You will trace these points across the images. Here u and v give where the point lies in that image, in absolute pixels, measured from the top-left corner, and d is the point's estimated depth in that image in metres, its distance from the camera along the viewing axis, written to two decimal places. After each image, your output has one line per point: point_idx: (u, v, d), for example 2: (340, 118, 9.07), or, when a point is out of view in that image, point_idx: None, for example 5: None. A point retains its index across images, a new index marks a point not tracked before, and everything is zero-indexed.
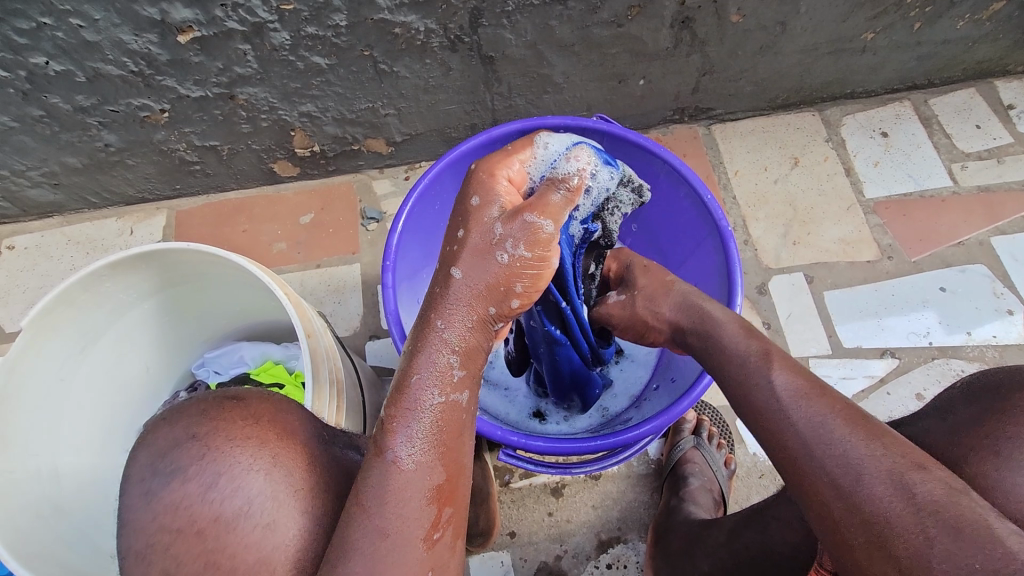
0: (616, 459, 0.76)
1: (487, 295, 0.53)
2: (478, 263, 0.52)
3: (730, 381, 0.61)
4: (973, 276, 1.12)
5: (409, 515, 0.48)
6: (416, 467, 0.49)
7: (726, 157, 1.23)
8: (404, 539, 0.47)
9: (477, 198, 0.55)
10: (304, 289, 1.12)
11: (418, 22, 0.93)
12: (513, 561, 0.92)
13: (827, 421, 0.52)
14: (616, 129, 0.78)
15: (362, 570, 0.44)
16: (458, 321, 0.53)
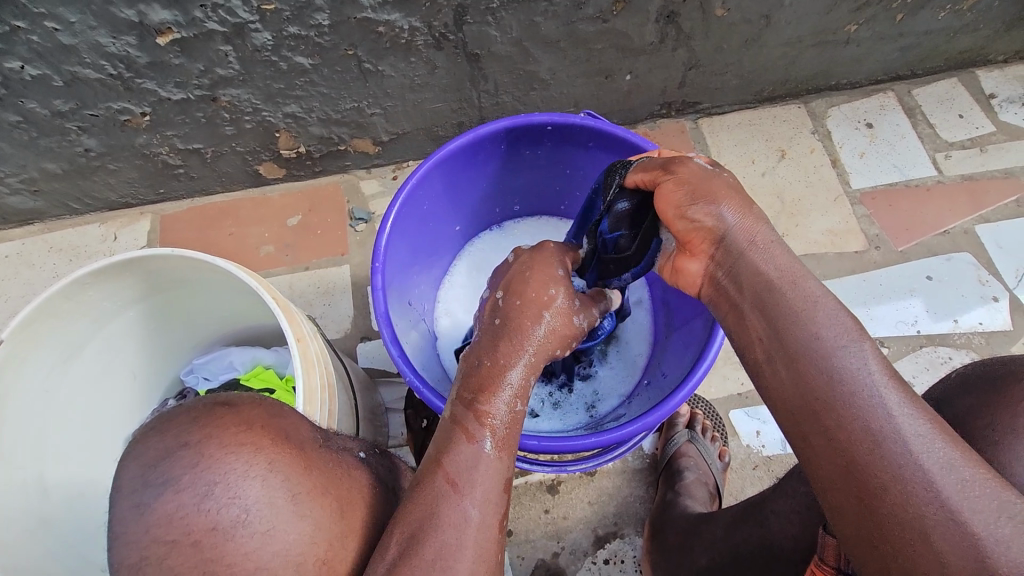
0: (609, 456, 0.76)
1: (562, 336, 0.64)
2: (561, 311, 0.65)
3: (813, 370, 0.51)
4: (959, 264, 1.13)
5: (490, 496, 0.54)
6: (497, 456, 0.56)
7: (713, 151, 1.23)
8: (485, 517, 0.52)
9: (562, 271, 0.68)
10: (293, 292, 1.11)
11: (402, 20, 0.92)
12: (511, 560, 0.92)
13: (927, 444, 0.47)
14: (604, 125, 0.76)
15: (451, 537, 0.50)
16: (546, 343, 0.63)
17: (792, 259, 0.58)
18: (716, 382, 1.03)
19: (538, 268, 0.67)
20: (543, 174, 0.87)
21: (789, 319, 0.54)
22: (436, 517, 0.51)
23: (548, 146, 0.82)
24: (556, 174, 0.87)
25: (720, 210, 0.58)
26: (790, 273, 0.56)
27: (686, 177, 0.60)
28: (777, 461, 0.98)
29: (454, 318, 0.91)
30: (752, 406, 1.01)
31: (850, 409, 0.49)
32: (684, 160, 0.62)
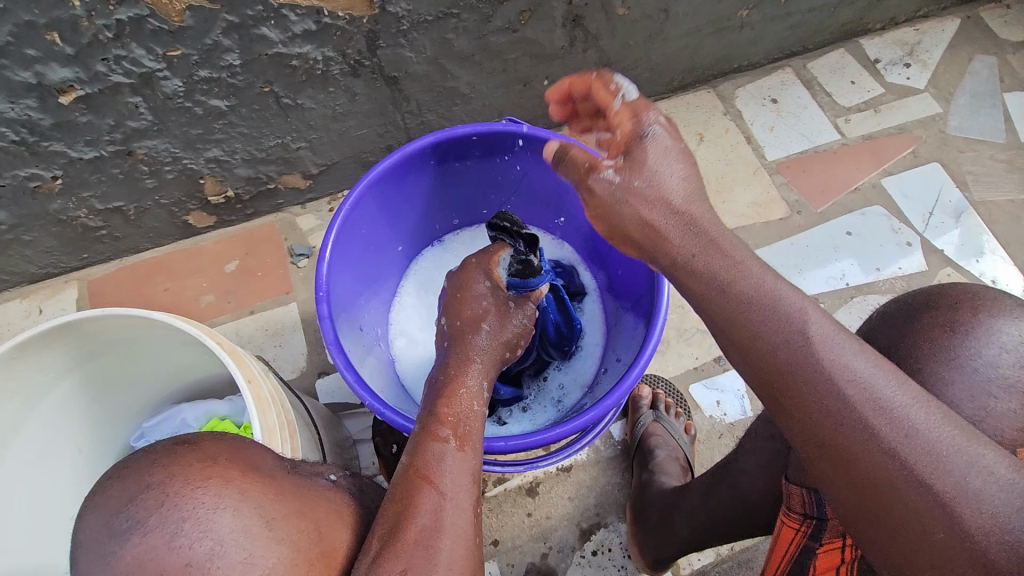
0: (579, 446, 0.77)
1: (505, 341, 0.74)
2: (495, 318, 0.74)
3: (770, 357, 0.53)
4: (873, 217, 1.22)
5: (460, 484, 0.57)
6: (463, 448, 0.60)
7: None
8: (459, 503, 0.56)
9: (486, 283, 0.77)
10: (241, 338, 1.08)
11: (315, 52, 0.92)
12: (500, 569, 0.92)
13: (887, 411, 0.50)
14: (527, 129, 0.78)
15: (429, 522, 0.54)
16: (490, 349, 0.72)
17: (715, 259, 0.54)
18: (673, 361, 1.06)
19: (469, 292, 0.76)
20: (476, 184, 0.89)
21: (733, 305, 0.54)
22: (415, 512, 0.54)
23: (477, 157, 0.84)
24: (489, 182, 0.89)
25: (641, 240, 0.56)
26: (734, 259, 0.55)
27: (598, 212, 0.57)
28: (739, 426, 1.02)
29: (409, 338, 0.91)
30: (708, 377, 1.05)
31: (804, 390, 0.52)
32: (591, 181, 0.57)
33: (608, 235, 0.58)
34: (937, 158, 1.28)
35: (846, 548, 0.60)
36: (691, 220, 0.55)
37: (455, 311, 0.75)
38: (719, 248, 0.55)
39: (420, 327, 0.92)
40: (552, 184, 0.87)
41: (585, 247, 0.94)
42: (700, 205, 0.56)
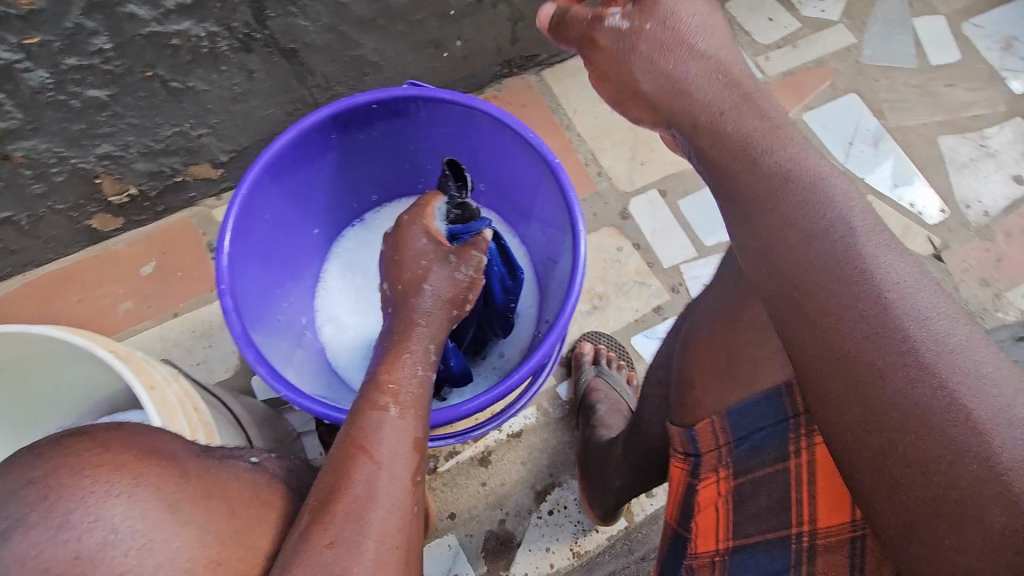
0: (511, 412, 0.74)
1: (451, 299, 0.69)
2: (438, 275, 0.69)
3: (797, 256, 0.49)
4: None
5: (399, 454, 0.56)
6: (403, 416, 0.58)
7: (562, 100, 1.27)
8: (396, 473, 0.54)
9: (424, 239, 0.72)
10: (167, 342, 1.03)
11: (196, 28, 0.85)
12: (460, 540, 0.93)
13: (925, 327, 0.44)
14: (428, 92, 0.73)
15: (362, 493, 0.52)
16: (435, 310, 0.68)
17: (753, 117, 0.54)
18: (613, 315, 1.09)
19: (407, 250, 0.71)
20: (388, 156, 0.84)
21: (756, 182, 0.52)
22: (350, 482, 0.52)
23: (382, 126, 0.79)
24: (401, 152, 0.84)
25: (649, 91, 0.58)
26: (762, 140, 0.53)
27: (605, 65, 0.60)
28: None
29: (339, 324, 0.87)
30: (649, 328, 1.10)
31: (833, 298, 0.47)
32: (597, 32, 0.60)
33: (615, 91, 0.61)
34: (854, 88, 1.29)
35: (718, 482, 0.58)
36: (729, 81, 0.56)
37: (394, 274, 0.71)
38: (757, 110, 0.55)
39: (349, 310, 0.89)
40: (468, 149, 0.83)
41: (510, 210, 0.90)
42: (740, 70, 0.57)
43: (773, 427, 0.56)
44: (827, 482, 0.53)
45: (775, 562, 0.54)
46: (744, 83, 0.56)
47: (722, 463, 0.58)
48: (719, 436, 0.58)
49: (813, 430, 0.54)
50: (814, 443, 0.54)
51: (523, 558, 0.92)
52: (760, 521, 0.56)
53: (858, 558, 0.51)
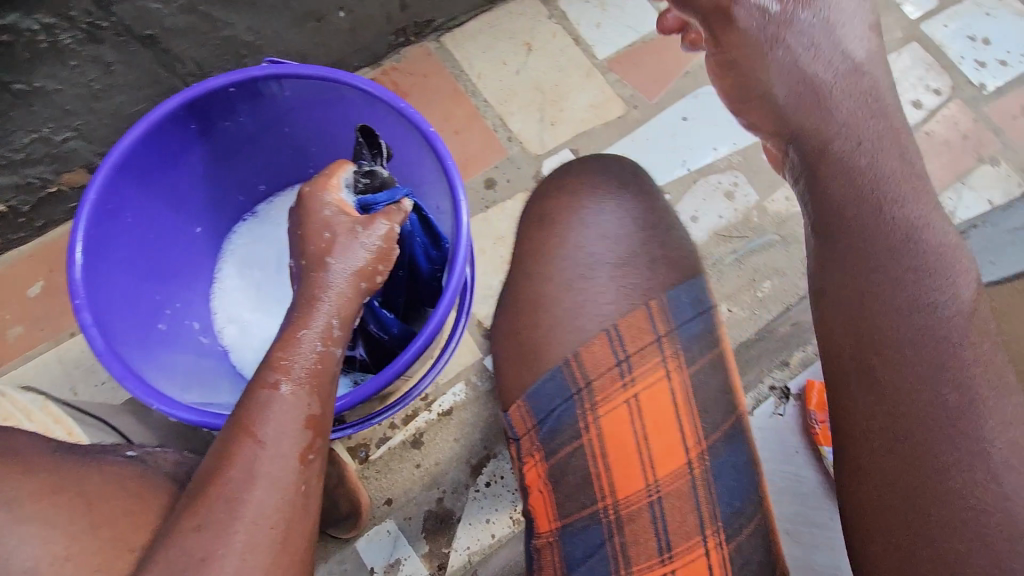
0: (417, 391, 0.72)
1: (359, 270, 0.63)
2: (343, 246, 0.63)
3: (873, 286, 0.58)
4: (706, 98, 1.23)
5: (285, 434, 0.52)
6: (293, 394, 0.55)
7: (465, 65, 1.21)
8: (280, 454, 0.51)
9: (329, 209, 0.65)
10: (67, 364, 0.97)
11: (26, 20, 0.77)
12: (399, 524, 0.92)
13: (991, 439, 0.52)
14: (285, 67, 0.68)
15: (238, 476, 0.49)
16: (341, 284, 0.62)
17: (882, 129, 0.61)
18: None
19: (310, 218, 0.65)
20: (265, 141, 0.80)
21: (845, 195, 0.60)
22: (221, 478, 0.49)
23: (248, 110, 0.74)
24: (278, 136, 0.80)
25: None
26: (907, 188, 0.59)
27: None
28: None
29: (241, 324, 0.82)
30: None
31: (889, 337, 0.56)
32: None
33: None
34: None
35: (532, 466, 0.60)
36: (880, 109, 0.61)
37: (300, 247, 0.64)
38: (899, 147, 0.60)
39: (250, 309, 0.83)
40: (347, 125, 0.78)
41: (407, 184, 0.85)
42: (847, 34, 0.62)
43: (563, 407, 0.59)
44: (619, 454, 0.58)
45: (592, 538, 0.58)
46: (877, 96, 0.62)
47: (535, 448, 0.60)
48: (527, 423, 0.60)
49: (596, 405, 0.59)
50: (599, 417, 0.59)
51: (464, 532, 0.92)
52: (574, 497, 0.59)
53: (655, 517, 0.57)
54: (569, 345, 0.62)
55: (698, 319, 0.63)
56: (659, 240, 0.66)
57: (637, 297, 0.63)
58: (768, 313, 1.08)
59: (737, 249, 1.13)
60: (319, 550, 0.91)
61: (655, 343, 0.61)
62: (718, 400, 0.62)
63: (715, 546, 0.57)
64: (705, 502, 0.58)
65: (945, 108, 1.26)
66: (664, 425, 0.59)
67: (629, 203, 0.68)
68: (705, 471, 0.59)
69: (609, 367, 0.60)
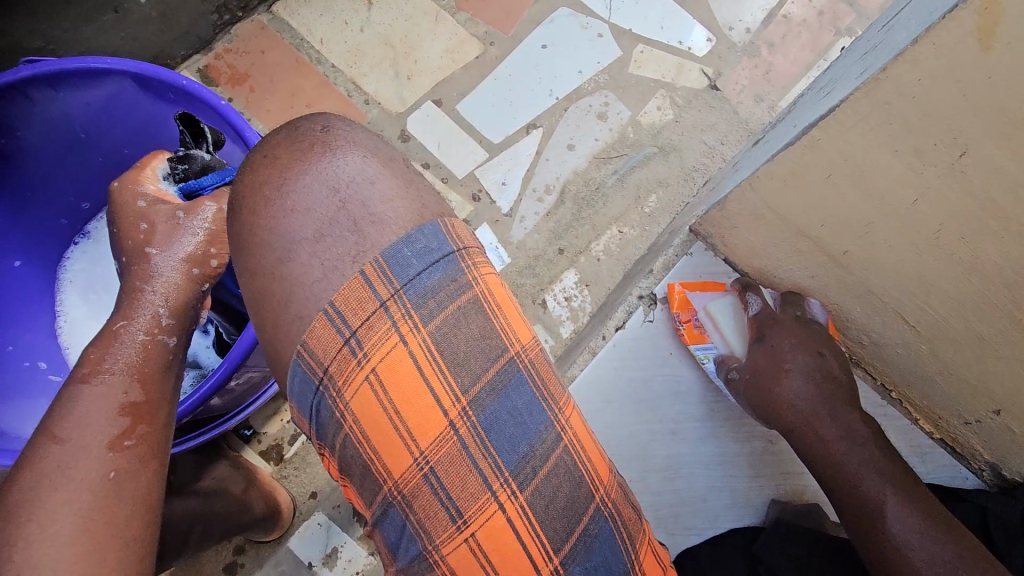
0: None
1: (187, 256, 0.62)
2: (162, 236, 0.62)
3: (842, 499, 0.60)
4: (561, 21, 1.19)
5: (96, 424, 0.53)
6: (109, 385, 0.56)
7: (304, 32, 1.13)
8: (90, 444, 0.52)
9: (145, 200, 0.64)
10: None
11: None
12: (329, 514, 0.90)
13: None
14: (45, 66, 0.64)
15: (41, 472, 0.50)
16: (166, 275, 0.62)
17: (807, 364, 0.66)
18: None
19: (125, 211, 0.64)
20: (66, 154, 0.74)
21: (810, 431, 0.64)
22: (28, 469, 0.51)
23: (27, 123, 0.69)
24: (79, 146, 0.74)
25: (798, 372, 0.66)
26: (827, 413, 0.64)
27: None
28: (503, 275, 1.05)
29: None
30: None
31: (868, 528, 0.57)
32: None
33: None
34: None
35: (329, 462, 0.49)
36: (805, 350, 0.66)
37: (123, 245, 0.64)
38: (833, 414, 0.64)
39: None
40: (150, 122, 0.74)
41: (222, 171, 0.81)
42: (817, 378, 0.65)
43: (315, 399, 0.45)
44: (378, 433, 0.44)
45: (394, 522, 0.46)
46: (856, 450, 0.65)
47: (320, 444, 0.48)
48: (302, 421, 0.48)
49: (341, 391, 0.44)
50: (346, 402, 0.44)
51: None
52: (368, 485, 0.46)
53: (441, 489, 0.44)
54: (294, 335, 0.46)
55: (438, 263, 0.46)
56: (364, 193, 0.48)
57: (349, 263, 0.46)
58: (657, 226, 1.09)
59: (617, 168, 1.12)
60: (252, 558, 0.89)
61: (384, 304, 0.44)
62: (486, 348, 0.46)
63: (517, 505, 0.44)
64: (495, 459, 0.44)
65: None
66: (417, 390, 0.44)
67: (316, 162, 0.48)
68: (486, 425, 0.45)
69: (339, 346, 0.44)
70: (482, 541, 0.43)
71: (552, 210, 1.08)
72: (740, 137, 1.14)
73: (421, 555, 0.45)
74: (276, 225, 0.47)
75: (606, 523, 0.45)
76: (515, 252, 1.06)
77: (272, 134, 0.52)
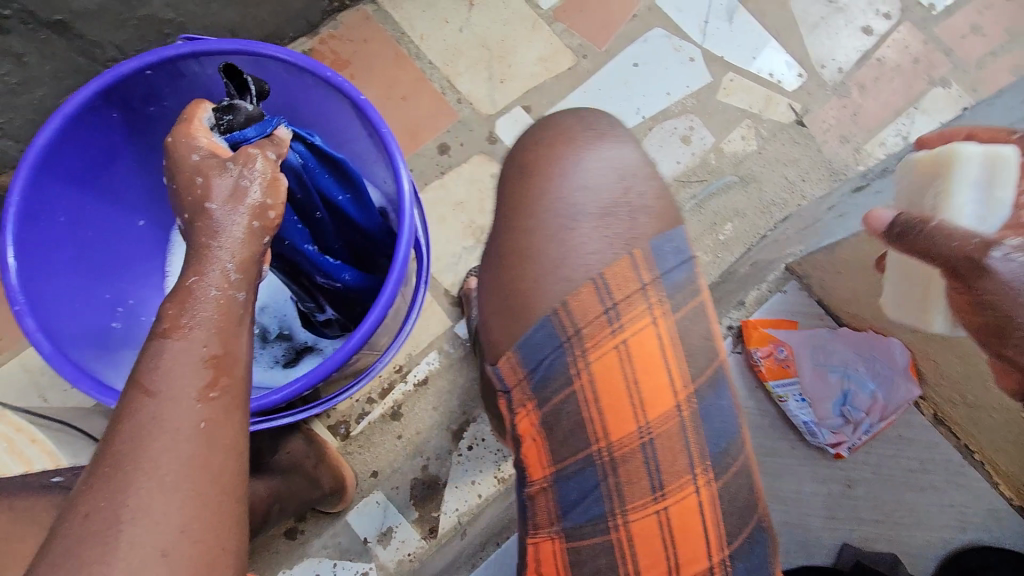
0: (380, 366, 0.75)
1: (249, 207, 0.57)
2: (222, 190, 0.57)
3: None
4: (655, 41, 1.20)
5: (179, 382, 0.48)
6: (184, 343, 0.50)
7: (405, 26, 1.17)
8: (177, 403, 0.47)
9: (199, 153, 0.60)
10: (35, 372, 0.96)
11: None
12: (387, 494, 0.94)
13: None
14: (199, 45, 0.65)
15: (135, 430, 0.46)
16: (229, 227, 0.56)
17: None
18: None
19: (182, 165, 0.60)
20: None
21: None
22: (121, 421, 0.46)
23: (170, 92, 0.72)
24: None
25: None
26: None
27: None
28: None
29: None
30: None
31: None
32: None
33: None
34: None
35: (526, 417, 0.58)
36: None
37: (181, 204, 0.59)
38: None
39: None
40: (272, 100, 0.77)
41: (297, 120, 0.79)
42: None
43: (554, 354, 0.57)
44: (615, 399, 0.56)
45: (584, 483, 0.56)
46: None
47: (528, 397, 0.58)
48: (516, 373, 0.58)
49: (587, 350, 0.56)
50: (591, 363, 0.56)
51: (452, 496, 0.94)
52: (569, 446, 0.57)
53: (652, 461, 0.56)
54: (559, 293, 0.58)
55: (683, 266, 0.60)
56: (639, 187, 0.61)
57: (620, 244, 0.59)
58: (731, 254, 1.09)
59: (697, 193, 1.13)
60: (311, 526, 0.93)
61: (644, 288, 0.58)
62: (711, 349, 0.59)
63: (708, 491, 0.56)
64: (700, 446, 0.56)
65: (896, 32, 1.23)
66: (657, 369, 0.56)
67: (597, 148, 0.62)
68: (701, 415, 0.57)
69: (598, 314, 0.57)
70: (672, 516, 0.55)
71: None
72: (821, 175, 1.15)
73: (602, 516, 0.56)
74: (563, 195, 0.60)
75: (763, 533, 0.58)
76: None
77: (552, 121, 0.66)
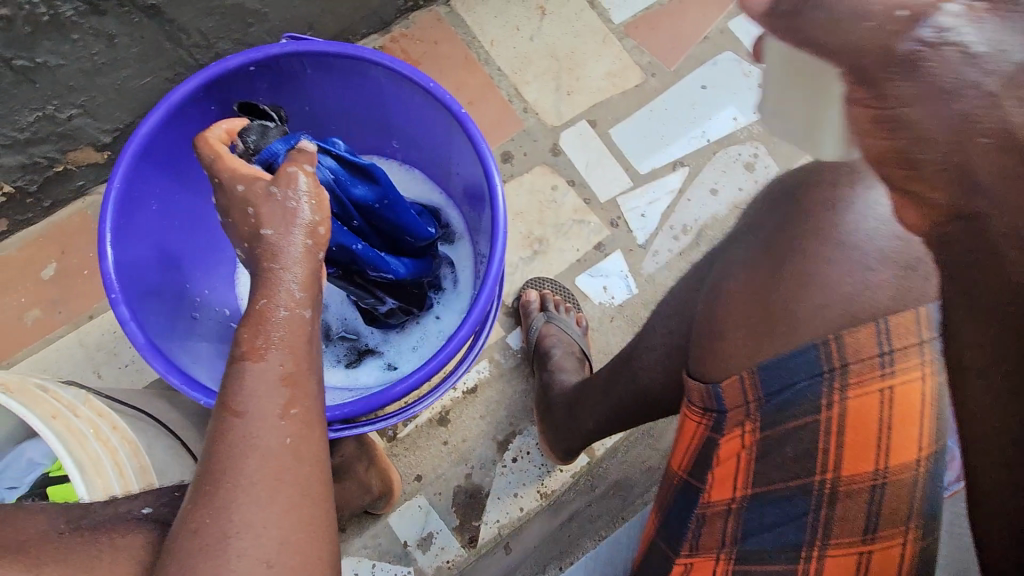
0: (453, 378, 0.67)
1: (303, 227, 0.52)
2: (273, 214, 0.52)
3: None
4: (726, 64, 1.19)
5: (262, 403, 0.45)
6: (263, 366, 0.47)
7: (476, 30, 1.16)
8: (262, 425, 0.44)
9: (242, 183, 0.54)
10: (89, 347, 0.96)
11: None
12: (429, 500, 0.94)
13: None
14: (305, 46, 0.66)
15: (230, 453, 0.43)
16: (285, 247, 0.51)
17: None
18: (555, 259, 1.08)
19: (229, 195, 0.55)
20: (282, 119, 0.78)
21: None
22: (216, 442, 0.44)
23: (267, 89, 0.72)
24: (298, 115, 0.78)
25: None
26: None
27: None
28: (628, 304, 1.07)
29: None
30: (592, 267, 1.08)
31: None
32: None
33: None
34: None
35: (743, 435, 0.54)
36: None
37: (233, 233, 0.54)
38: None
39: None
40: (360, 101, 0.77)
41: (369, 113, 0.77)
42: None
43: (808, 382, 0.52)
44: (852, 442, 0.51)
45: (787, 511, 0.53)
46: None
47: (751, 417, 0.54)
48: (749, 394, 0.54)
49: (848, 386, 0.51)
50: (846, 398, 0.51)
51: (494, 507, 0.94)
52: (784, 472, 0.53)
53: (876, 503, 0.51)
54: (822, 321, 0.52)
55: None
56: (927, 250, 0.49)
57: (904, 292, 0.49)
58: None
59: None
60: (352, 525, 0.93)
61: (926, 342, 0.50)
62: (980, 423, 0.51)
63: (913, 551, 0.52)
64: (920, 503, 0.52)
65: None
66: (913, 420, 0.51)
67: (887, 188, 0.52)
68: (933, 473, 0.52)
69: (872, 354, 0.51)
70: (873, 562, 0.51)
71: (685, 251, 1.10)
72: None
73: (794, 547, 0.53)
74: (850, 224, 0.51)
75: None
76: (643, 284, 1.08)
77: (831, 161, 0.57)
